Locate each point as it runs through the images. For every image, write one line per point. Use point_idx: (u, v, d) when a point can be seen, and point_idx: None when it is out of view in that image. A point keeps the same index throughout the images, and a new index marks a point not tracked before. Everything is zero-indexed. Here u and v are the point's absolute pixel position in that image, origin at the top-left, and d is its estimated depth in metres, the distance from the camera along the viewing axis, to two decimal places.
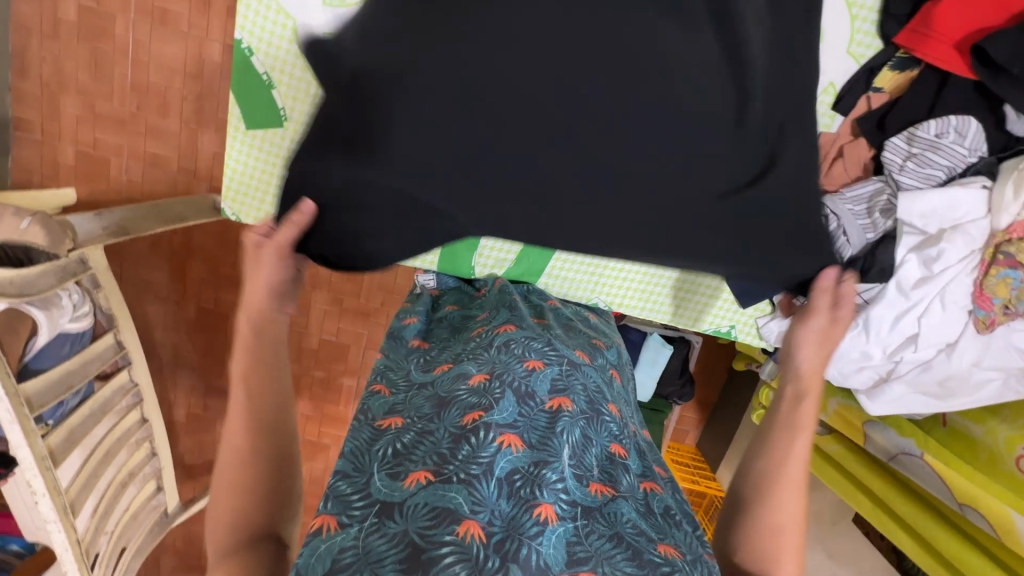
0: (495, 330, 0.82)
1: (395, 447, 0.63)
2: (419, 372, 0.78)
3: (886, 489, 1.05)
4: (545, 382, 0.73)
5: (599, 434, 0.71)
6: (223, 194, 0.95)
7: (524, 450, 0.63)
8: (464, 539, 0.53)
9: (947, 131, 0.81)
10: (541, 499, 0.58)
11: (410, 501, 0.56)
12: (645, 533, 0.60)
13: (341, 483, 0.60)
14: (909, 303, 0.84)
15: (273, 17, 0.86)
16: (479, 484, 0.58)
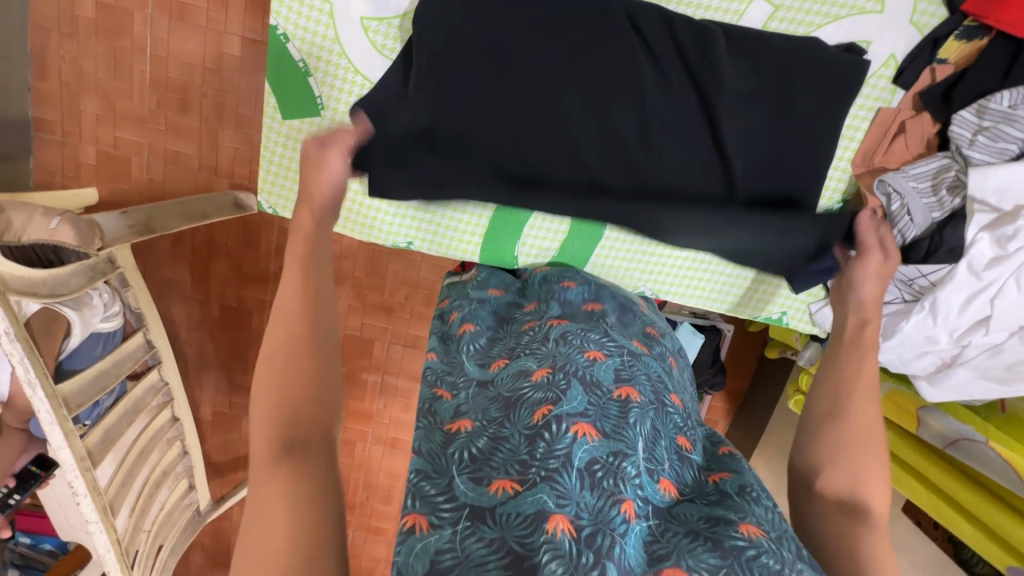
0: (549, 323, 0.79)
1: (471, 452, 0.61)
2: (473, 367, 0.76)
3: (943, 478, 1.01)
4: (609, 372, 0.70)
5: (666, 426, 0.69)
6: (259, 187, 0.93)
7: (600, 439, 0.60)
8: (556, 537, 0.51)
9: (1023, 102, 0.76)
10: (624, 492, 0.56)
11: (501, 509, 0.54)
12: (721, 520, 0.57)
13: (423, 483, 0.59)
14: (980, 284, 0.80)
15: (308, 1, 0.83)
16: (561, 478, 0.56)
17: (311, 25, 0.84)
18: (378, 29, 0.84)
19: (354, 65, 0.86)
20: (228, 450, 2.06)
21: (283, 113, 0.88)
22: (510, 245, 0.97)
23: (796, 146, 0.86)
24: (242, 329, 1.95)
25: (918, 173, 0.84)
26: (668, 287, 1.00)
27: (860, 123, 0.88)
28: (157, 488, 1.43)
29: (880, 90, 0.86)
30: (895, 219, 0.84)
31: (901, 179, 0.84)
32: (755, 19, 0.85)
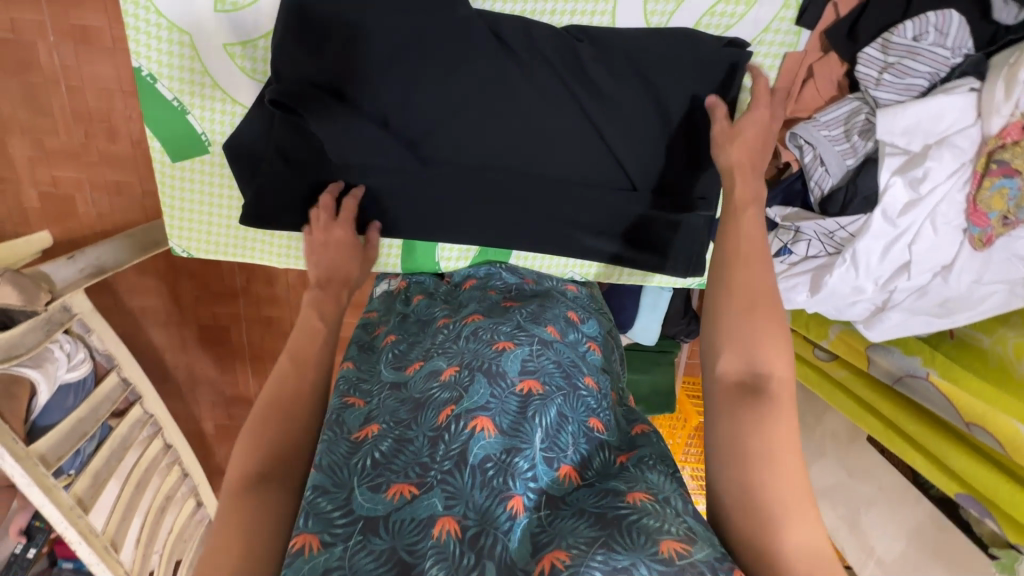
0: (462, 321, 0.82)
1: (374, 457, 0.66)
2: (390, 371, 0.79)
3: (895, 413, 1.03)
4: (516, 363, 0.72)
5: (576, 410, 0.71)
6: (168, 233, 0.91)
7: (496, 435, 0.64)
8: (441, 540, 0.56)
9: (927, 31, 0.72)
10: (512, 489, 0.60)
11: (394, 516, 0.59)
12: (611, 493, 0.61)
13: (320, 499, 0.62)
14: (898, 230, 0.77)
15: (167, 35, 0.78)
16: (453, 478, 0.61)
17: (181, 64, 0.80)
18: (245, 54, 0.79)
19: (233, 97, 0.82)
20: None
21: (173, 156, 0.86)
22: (430, 253, 0.96)
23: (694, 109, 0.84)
24: (224, 345, 1.97)
25: (829, 120, 0.80)
26: (595, 268, 1.00)
27: (771, 60, 0.82)
28: (163, 513, 1.51)
29: (783, 35, 0.80)
30: (810, 171, 0.82)
31: (811, 129, 0.80)
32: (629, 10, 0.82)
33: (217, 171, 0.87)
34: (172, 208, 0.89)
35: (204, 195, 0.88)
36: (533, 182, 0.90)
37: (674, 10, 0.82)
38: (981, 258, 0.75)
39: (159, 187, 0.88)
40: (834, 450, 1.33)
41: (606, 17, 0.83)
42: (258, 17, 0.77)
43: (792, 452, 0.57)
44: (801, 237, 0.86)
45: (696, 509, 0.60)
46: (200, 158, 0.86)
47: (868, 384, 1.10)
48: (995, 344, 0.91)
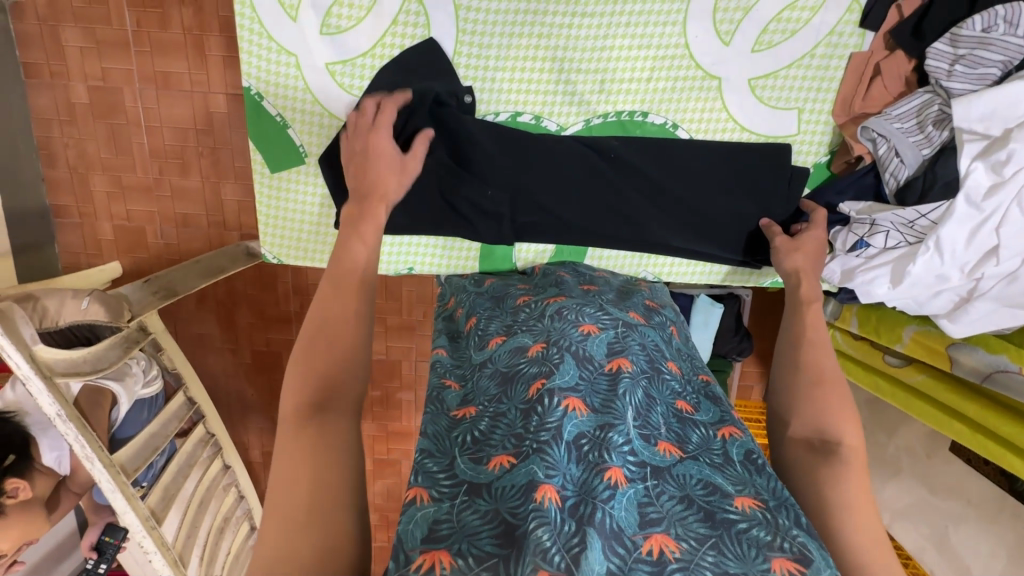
0: (545, 301, 0.84)
1: (474, 434, 0.65)
2: (476, 351, 0.80)
3: (981, 413, 1.00)
4: (601, 346, 0.74)
5: (662, 392, 0.72)
6: (262, 241, 0.98)
7: (588, 414, 0.64)
8: (543, 505, 0.54)
9: (995, 23, 0.75)
10: (609, 462, 0.59)
11: (496, 484, 0.58)
12: (717, 491, 0.60)
13: (428, 460, 0.64)
14: (983, 215, 0.78)
15: (276, 57, 0.86)
16: (551, 449, 0.59)
17: (286, 82, 0.87)
18: (345, 71, 0.87)
19: (330, 111, 0.89)
20: None
21: (272, 167, 0.92)
22: (508, 251, 0.99)
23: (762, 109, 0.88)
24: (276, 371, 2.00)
25: (902, 113, 0.83)
26: (667, 267, 1.01)
27: (849, 34, 0.85)
28: (221, 534, 1.51)
29: (848, 37, 0.85)
30: (885, 163, 0.85)
31: (884, 122, 0.83)
32: (701, 9, 0.84)
33: (308, 181, 0.93)
34: (266, 216, 0.96)
35: (294, 205, 0.95)
36: (602, 182, 0.93)
37: (742, 18, 0.84)
38: None
39: (257, 198, 0.94)
40: (912, 465, 1.29)
41: (677, 28, 0.85)
42: (358, 38, 0.85)
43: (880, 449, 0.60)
44: (877, 229, 0.86)
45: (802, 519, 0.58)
46: (297, 169, 0.93)
47: (950, 386, 1.07)
48: None
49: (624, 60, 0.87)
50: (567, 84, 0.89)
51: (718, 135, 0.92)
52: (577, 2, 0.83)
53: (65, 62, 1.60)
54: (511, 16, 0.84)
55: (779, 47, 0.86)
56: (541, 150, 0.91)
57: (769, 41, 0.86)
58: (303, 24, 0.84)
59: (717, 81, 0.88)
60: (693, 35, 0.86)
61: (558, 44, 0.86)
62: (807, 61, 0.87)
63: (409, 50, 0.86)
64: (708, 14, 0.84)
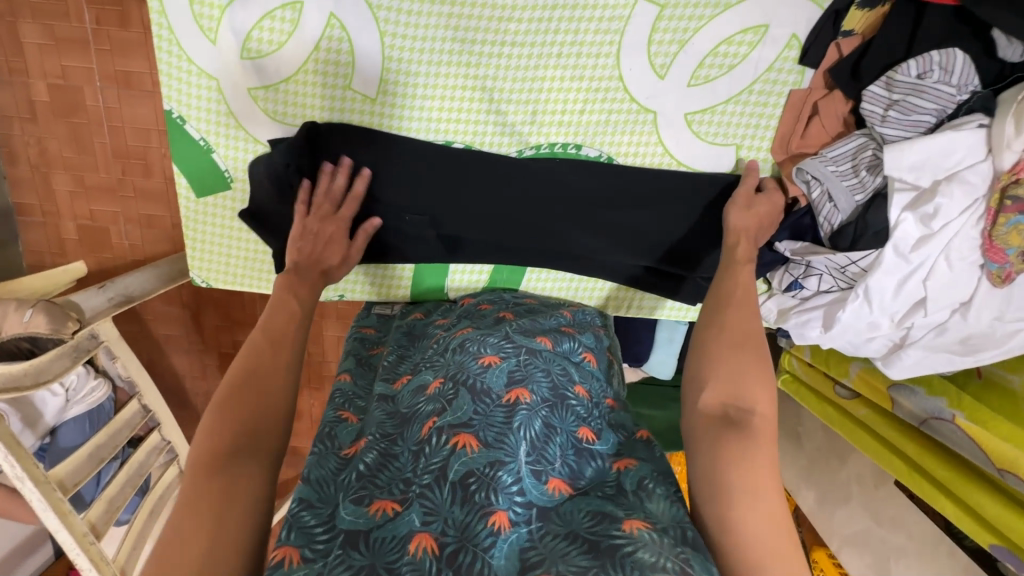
0: (454, 332, 0.83)
1: (359, 470, 0.67)
2: (382, 388, 0.80)
3: (921, 455, 0.98)
4: (501, 376, 0.72)
5: (565, 420, 0.70)
6: (190, 264, 0.95)
7: (480, 450, 0.63)
8: (418, 557, 0.56)
9: (931, 69, 0.71)
10: (494, 504, 0.58)
11: (375, 533, 0.59)
12: (607, 518, 0.60)
13: (305, 513, 0.63)
14: (911, 266, 0.76)
15: (196, 80, 0.83)
16: (433, 493, 0.61)
17: (207, 105, 0.85)
18: (268, 97, 0.84)
19: (254, 136, 0.87)
20: None
21: (197, 192, 0.90)
22: (442, 278, 0.97)
23: (698, 149, 0.87)
24: None
25: (837, 156, 0.80)
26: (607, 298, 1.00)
27: (788, 71, 0.82)
28: None
29: (787, 73, 0.83)
30: (819, 207, 0.82)
31: (818, 165, 0.80)
32: (637, 36, 0.81)
33: (237, 207, 0.91)
34: (195, 241, 0.93)
35: (224, 228, 0.92)
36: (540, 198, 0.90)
37: (678, 52, 0.82)
38: (1003, 295, 0.73)
39: (184, 222, 0.92)
40: (860, 494, 1.29)
41: (610, 59, 0.82)
42: (281, 63, 0.82)
43: (763, 521, 0.60)
44: (812, 272, 0.86)
45: (693, 536, 0.59)
46: (223, 194, 0.90)
47: (894, 424, 1.06)
48: None
49: (554, 89, 0.84)
50: (498, 113, 0.86)
51: (654, 169, 0.89)
52: (506, 30, 0.81)
53: (24, 59, 1.58)
54: (438, 46, 0.82)
55: (716, 82, 0.83)
56: (472, 170, 0.88)
57: (705, 76, 0.83)
58: (222, 47, 0.81)
59: (652, 115, 0.86)
60: (628, 66, 0.83)
61: (486, 73, 0.83)
62: (746, 97, 0.84)
63: (333, 77, 0.83)
64: (642, 45, 0.82)
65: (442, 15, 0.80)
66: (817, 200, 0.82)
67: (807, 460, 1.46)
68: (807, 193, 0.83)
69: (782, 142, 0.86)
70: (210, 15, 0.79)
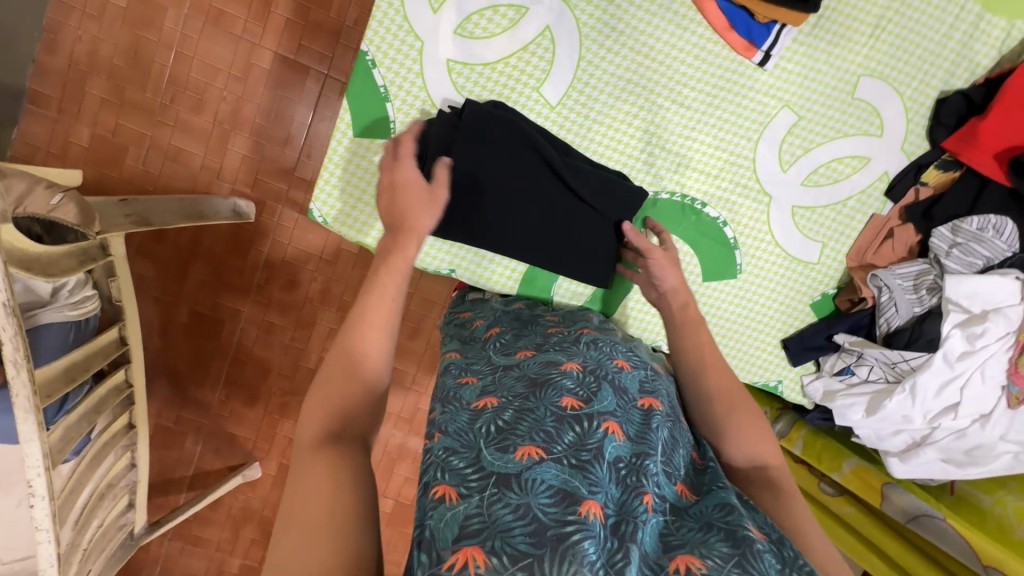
0: (578, 330, 0.89)
1: (498, 424, 0.66)
2: (499, 356, 0.83)
3: (908, 556, 1.12)
4: (634, 381, 0.77)
5: (682, 438, 0.75)
6: (315, 196, 0.94)
7: (625, 440, 0.66)
8: (587, 518, 0.54)
9: (987, 227, 0.93)
10: (647, 487, 0.61)
11: (527, 475, 0.58)
12: (734, 511, 0.61)
13: (453, 457, 0.63)
14: (953, 372, 0.93)
15: (403, 36, 0.89)
16: (592, 468, 0.60)
17: (403, 60, 0.90)
18: (462, 73, 0.91)
19: (433, 100, 0.92)
20: (163, 471, 1.77)
21: (356, 130, 0.92)
22: (548, 284, 1.03)
23: (791, 239, 1.04)
24: (211, 340, 1.71)
25: (904, 273, 0.98)
26: None
27: (874, 200, 1.02)
28: (101, 501, 1.28)
29: (873, 200, 1.03)
30: (882, 309, 0.99)
31: (890, 276, 0.98)
32: (776, 131, 0.98)
33: (388, 157, 0.94)
34: (331, 175, 0.93)
35: (368, 172, 0.93)
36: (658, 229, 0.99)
37: (802, 155, 1.00)
38: (1012, 415, 0.92)
39: (328, 154, 0.93)
40: None
41: (750, 142, 0.99)
42: (487, 49, 0.91)
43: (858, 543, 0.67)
44: (863, 362, 1.01)
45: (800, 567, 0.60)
46: (380, 141, 0.93)
47: (875, 522, 1.19)
48: (997, 504, 1.05)
49: (700, 150, 0.98)
50: (649, 154, 0.98)
51: (756, 242, 1.03)
52: (680, 91, 0.95)
53: None
54: (623, 82, 0.94)
55: (821, 188, 1.01)
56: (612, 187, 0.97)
57: (816, 181, 1.01)
58: (441, 17, 0.88)
59: (768, 198, 1.01)
60: (761, 152, 0.99)
61: (652, 118, 0.96)
62: (840, 207, 1.03)
63: (527, 75, 0.92)
64: (777, 140, 0.99)
65: (633, 60, 0.93)
66: (886, 305, 0.98)
67: None
68: (876, 296, 1.00)
69: (857, 252, 1.04)
70: None
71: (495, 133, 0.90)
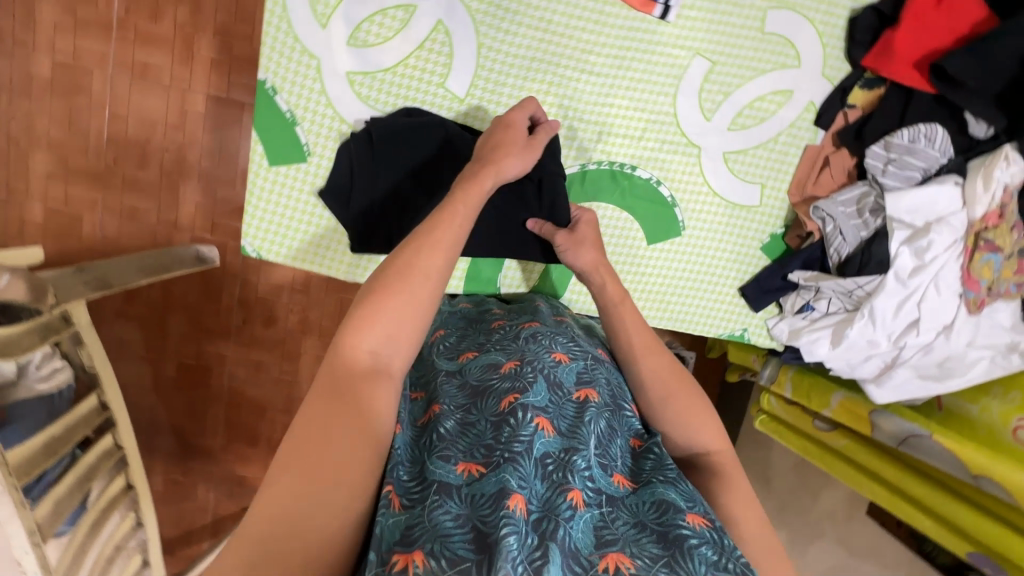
0: (519, 325, 0.87)
1: (440, 432, 0.65)
2: (443, 360, 0.81)
3: (899, 476, 1.10)
4: (571, 374, 0.76)
5: (620, 427, 0.75)
6: (245, 231, 0.94)
7: (555, 435, 0.66)
8: (514, 512, 0.54)
9: (918, 138, 0.91)
10: (573, 483, 0.60)
11: (465, 489, 0.58)
12: (672, 509, 0.61)
13: (399, 466, 0.62)
14: (908, 290, 0.92)
15: (298, 57, 0.88)
16: (521, 463, 0.60)
17: (304, 82, 0.89)
18: (364, 83, 0.90)
19: (342, 116, 0.91)
20: (181, 522, 1.79)
21: (271, 160, 0.91)
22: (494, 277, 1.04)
23: (728, 184, 1.02)
24: (200, 387, 1.71)
25: (845, 199, 0.97)
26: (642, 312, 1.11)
27: (804, 131, 1.01)
28: (110, 565, 1.31)
29: (804, 131, 1.01)
30: (830, 239, 0.98)
31: (832, 205, 0.96)
32: (692, 82, 0.97)
33: (309, 179, 0.93)
34: (256, 208, 0.93)
35: (292, 198, 0.93)
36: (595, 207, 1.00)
37: (723, 100, 0.98)
38: (974, 321, 0.93)
39: (249, 188, 0.92)
40: (831, 527, 1.38)
41: (669, 97, 0.97)
42: (384, 55, 0.90)
43: None
44: (821, 295, 0.99)
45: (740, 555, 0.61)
46: (297, 165, 0.92)
47: (870, 450, 1.18)
48: (983, 412, 1.04)
49: (621, 116, 0.97)
50: (568, 127, 0.97)
51: (693, 196, 1.02)
52: (587, 60, 0.94)
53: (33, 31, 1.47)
54: (528, 62, 0.93)
55: (749, 130, 1.00)
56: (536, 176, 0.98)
57: (742, 123, 1.00)
58: (331, 31, 0.88)
59: (697, 149, 1.00)
60: (682, 105, 0.98)
61: (565, 92, 0.95)
62: (772, 145, 1.01)
63: (430, 72, 0.91)
64: (695, 91, 0.98)
65: (534, 39, 0.92)
66: (833, 235, 0.97)
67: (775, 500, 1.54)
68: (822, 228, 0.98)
69: (798, 187, 1.03)
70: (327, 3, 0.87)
71: (405, 153, 0.91)
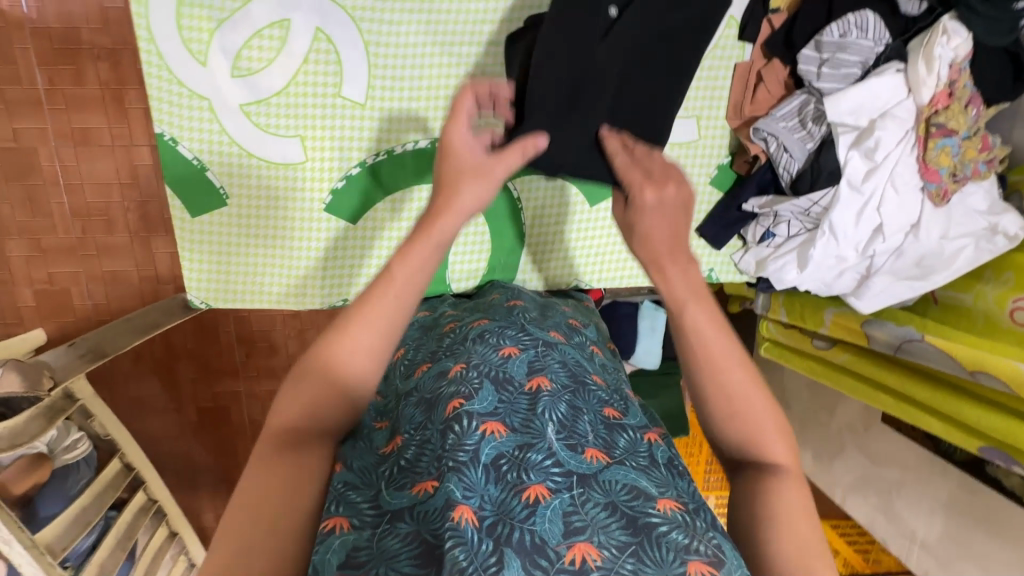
0: (471, 325, 0.85)
1: (401, 464, 0.64)
2: (402, 381, 0.81)
3: (901, 381, 1.07)
4: (522, 366, 0.73)
5: (588, 402, 0.71)
6: (188, 286, 0.95)
7: (508, 434, 0.63)
8: (459, 524, 0.54)
9: (850, 29, 0.83)
10: (528, 481, 0.58)
11: (419, 507, 0.58)
12: (642, 494, 0.58)
13: (351, 491, 0.62)
14: (864, 197, 0.87)
15: (188, 102, 0.86)
16: (468, 472, 0.59)
17: (202, 126, 0.88)
18: (260, 112, 0.88)
19: (249, 151, 0.90)
20: None
21: (192, 212, 0.91)
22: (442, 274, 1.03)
23: None
24: (224, 427, 1.74)
25: (785, 114, 0.90)
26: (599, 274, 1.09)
27: (730, 49, 0.94)
28: None
29: (730, 49, 0.94)
30: (777, 158, 0.92)
31: (772, 123, 0.90)
32: None
33: (234, 221, 0.92)
34: (192, 260, 0.93)
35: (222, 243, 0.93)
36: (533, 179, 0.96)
37: None
38: (943, 212, 0.87)
39: (179, 243, 0.92)
40: (852, 438, 1.35)
41: None
42: (271, 79, 0.87)
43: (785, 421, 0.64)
44: (780, 220, 0.94)
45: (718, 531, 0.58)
46: (218, 211, 0.92)
47: (870, 361, 1.15)
48: (977, 300, 0.98)
49: None
50: None
51: None
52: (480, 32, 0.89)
53: None
54: (420, 50, 0.88)
55: None
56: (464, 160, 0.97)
57: None
58: (212, 68, 0.85)
59: None
60: None
61: (466, 71, 0.91)
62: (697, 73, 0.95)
63: (323, 85, 0.88)
64: None
65: (419, 23, 0.87)
66: (779, 153, 0.91)
67: (796, 422, 1.51)
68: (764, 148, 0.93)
69: (736, 112, 0.96)
70: (200, 39, 0.83)
71: None
